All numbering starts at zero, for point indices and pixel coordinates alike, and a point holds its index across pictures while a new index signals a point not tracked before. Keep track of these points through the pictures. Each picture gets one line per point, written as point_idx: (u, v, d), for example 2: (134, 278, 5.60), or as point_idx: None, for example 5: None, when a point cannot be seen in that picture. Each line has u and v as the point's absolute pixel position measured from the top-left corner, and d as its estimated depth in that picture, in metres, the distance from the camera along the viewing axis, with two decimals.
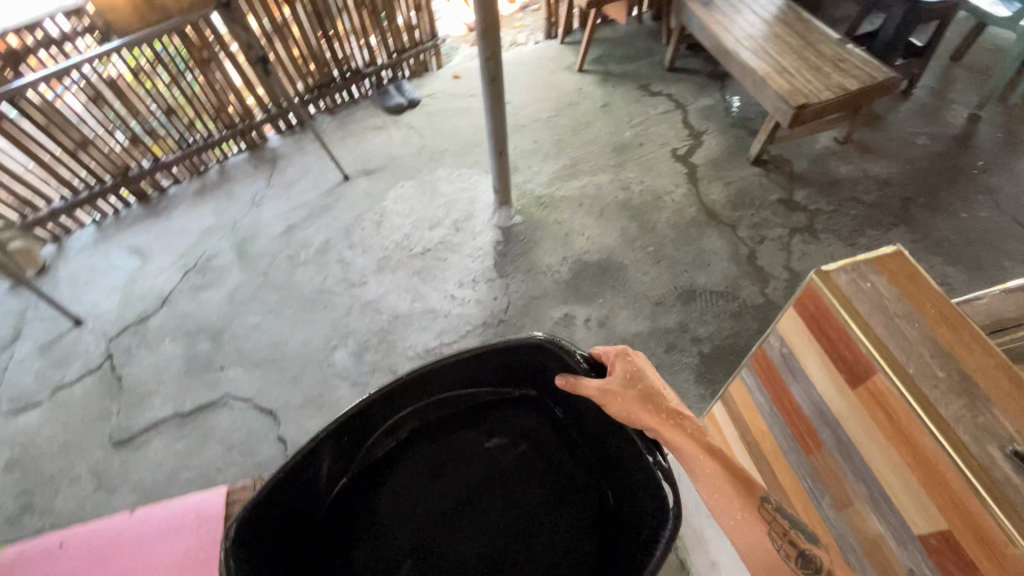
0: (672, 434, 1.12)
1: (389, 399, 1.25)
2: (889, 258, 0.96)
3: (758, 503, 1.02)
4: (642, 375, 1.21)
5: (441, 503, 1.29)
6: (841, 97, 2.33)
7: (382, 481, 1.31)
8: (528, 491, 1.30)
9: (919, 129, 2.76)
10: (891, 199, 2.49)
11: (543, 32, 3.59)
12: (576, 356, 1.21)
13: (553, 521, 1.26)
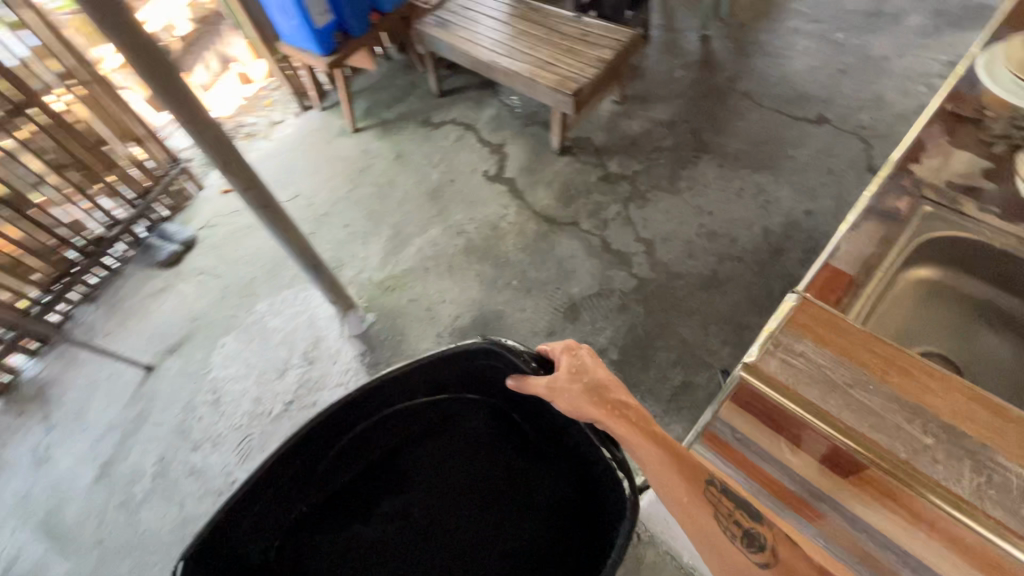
0: (623, 428, 1.14)
1: (348, 411, 1.39)
2: (796, 308, 0.88)
3: (707, 495, 1.03)
4: (589, 369, 1.22)
5: (417, 513, 1.51)
6: (605, 69, 2.41)
7: (364, 517, 1.50)
8: (494, 482, 1.54)
9: (672, 64, 2.99)
10: (684, 136, 2.66)
11: (296, 105, 3.24)
12: (522, 352, 1.30)
13: (529, 505, 1.50)
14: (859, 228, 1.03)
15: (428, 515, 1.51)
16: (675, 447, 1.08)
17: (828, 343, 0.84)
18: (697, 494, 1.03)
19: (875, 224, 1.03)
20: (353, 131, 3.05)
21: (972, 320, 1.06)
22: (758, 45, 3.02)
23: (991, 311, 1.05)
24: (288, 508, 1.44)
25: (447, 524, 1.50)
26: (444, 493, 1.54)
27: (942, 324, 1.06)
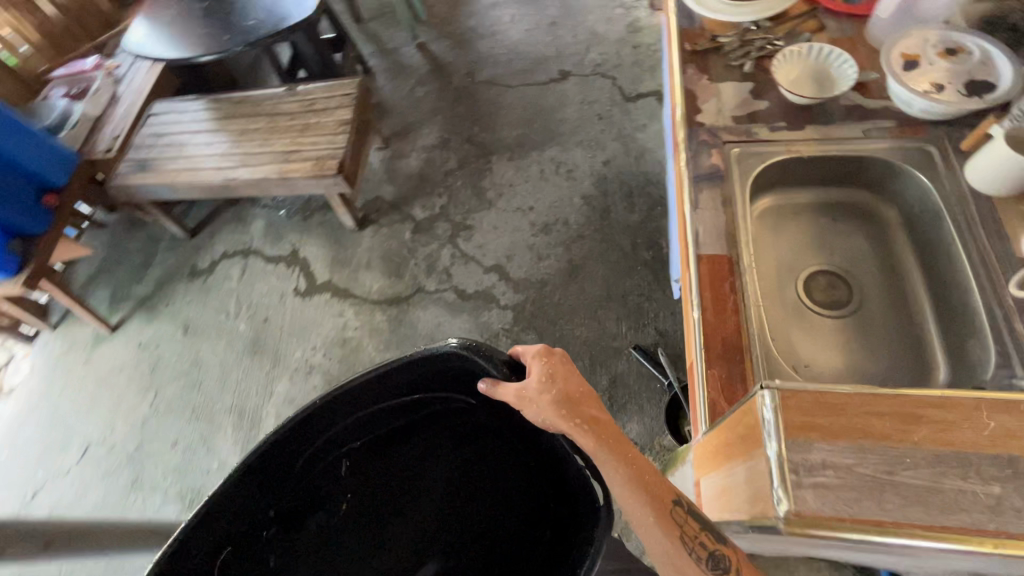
0: (578, 434, 0.80)
1: (304, 430, 0.82)
2: (703, 323, 0.89)
3: (672, 512, 0.72)
4: (563, 374, 0.84)
5: (404, 497, 0.97)
6: (354, 129, 2.17)
7: (305, 517, 0.90)
8: (481, 477, 0.98)
9: (409, 83, 2.82)
10: (464, 148, 2.54)
11: (13, 339, 2.46)
12: (499, 360, 0.81)
13: (498, 506, 0.97)
14: (699, 205, 1.01)
15: (357, 509, 0.93)
16: (649, 474, 0.77)
17: (747, 343, 0.86)
18: (659, 528, 0.71)
19: (709, 193, 1.02)
20: (111, 332, 2.39)
21: (823, 221, 1.10)
22: (472, 28, 2.97)
23: (834, 207, 1.10)
24: (233, 512, 0.78)
25: (359, 496, 0.94)
26: (467, 518, 0.97)
27: (804, 238, 1.10)
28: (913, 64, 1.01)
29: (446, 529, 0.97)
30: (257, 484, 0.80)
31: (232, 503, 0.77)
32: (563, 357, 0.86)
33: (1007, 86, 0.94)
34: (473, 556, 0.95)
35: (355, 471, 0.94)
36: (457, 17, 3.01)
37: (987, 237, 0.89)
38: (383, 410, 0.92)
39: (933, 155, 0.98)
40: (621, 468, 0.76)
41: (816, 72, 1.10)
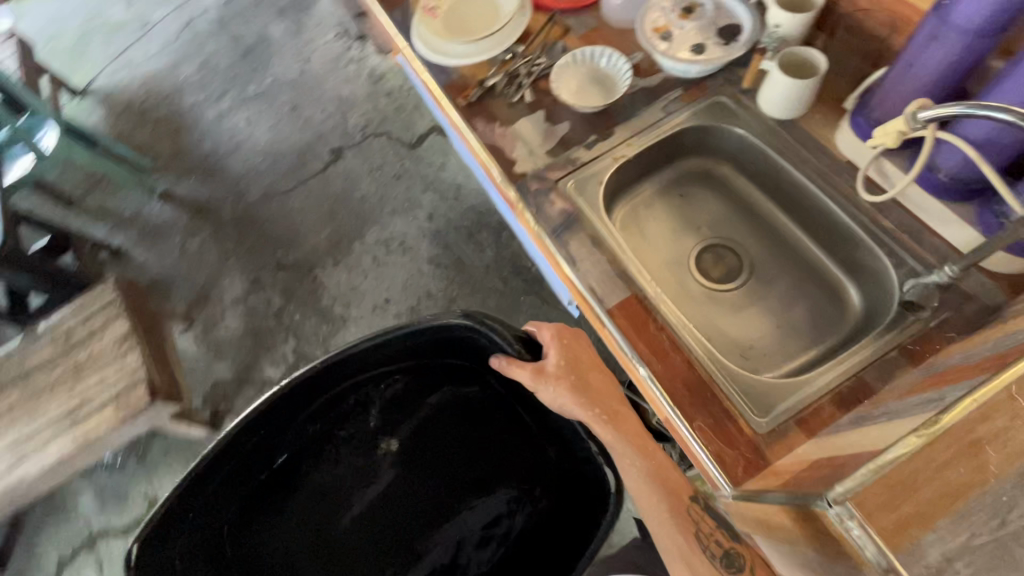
0: (600, 428, 0.85)
1: (295, 403, 1.03)
2: (657, 378, 0.81)
3: (689, 510, 0.79)
4: (581, 352, 0.91)
5: (377, 508, 1.10)
6: (145, 346, 1.62)
7: (311, 456, 1.12)
8: (438, 433, 1.14)
9: (168, 240, 2.27)
10: (280, 278, 2.16)
11: None
12: (512, 343, 0.91)
13: (469, 498, 1.10)
14: (575, 258, 0.92)
15: (353, 463, 1.13)
16: (662, 468, 0.83)
17: (705, 373, 0.81)
18: (677, 527, 0.77)
19: (577, 240, 0.94)
20: None
21: (675, 201, 1.09)
22: (202, 143, 2.47)
23: (676, 184, 1.09)
24: (190, 492, 0.93)
25: (343, 452, 1.13)
26: (435, 496, 1.11)
27: (669, 227, 1.07)
28: (667, 35, 1.02)
29: (428, 533, 1.08)
30: (210, 487, 0.98)
31: (190, 510, 0.95)
32: (583, 342, 0.92)
33: (750, 20, 0.98)
34: (462, 489, 1.10)
35: (318, 459, 1.12)
36: (176, 138, 2.47)
37: (814, 157, 0.94)
38: (413, 343, 1.04)
39: (730, 104, 1.01)
40: (652, 466, 0.82)
41: (592, 75, 1.08)
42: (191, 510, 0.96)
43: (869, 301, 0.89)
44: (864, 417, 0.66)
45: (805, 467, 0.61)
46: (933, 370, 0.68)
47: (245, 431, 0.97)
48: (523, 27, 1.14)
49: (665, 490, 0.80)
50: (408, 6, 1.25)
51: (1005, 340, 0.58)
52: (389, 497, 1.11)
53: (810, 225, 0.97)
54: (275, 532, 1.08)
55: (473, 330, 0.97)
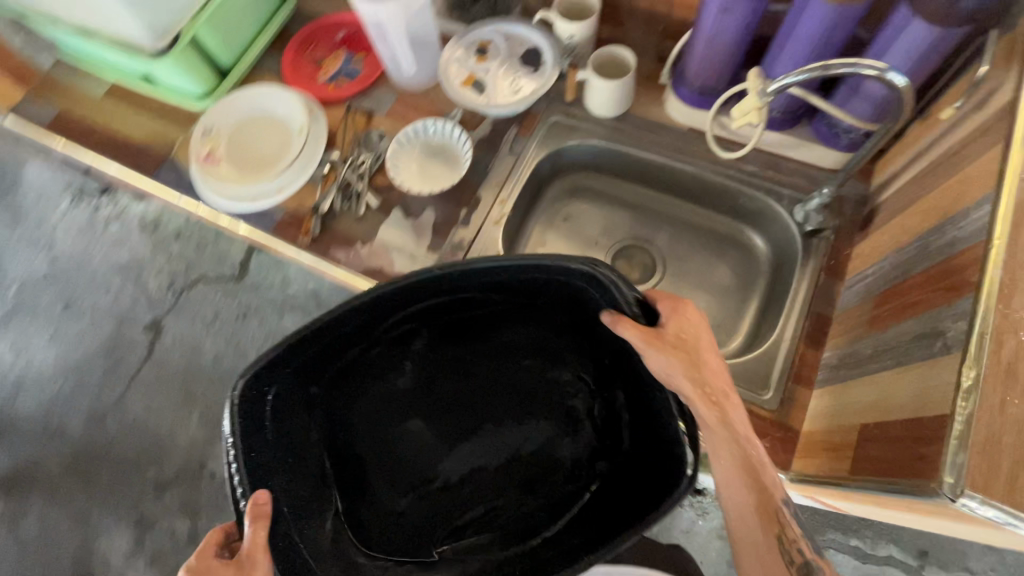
0: (703, 410, 0.65)
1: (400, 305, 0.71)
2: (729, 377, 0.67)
3: (778, 516, 0.65)
4: (696, 329, 0.65)
5: (438, 385, 0.86)
6: None
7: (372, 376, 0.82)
8: (539, 356, 0.85)
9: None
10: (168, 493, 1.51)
11: None
12: (627, 292, 0.62)
13: (543, 464, 0.85)
14: None
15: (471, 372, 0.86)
16: (755, 453, 0.65)
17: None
18: (758, 523, 0.66)
19: None
20: None
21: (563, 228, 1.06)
22: None
23: (556, 211, 1.07)
24: (278, 424, 0.69)
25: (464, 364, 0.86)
26: (542, 422, 0.86)
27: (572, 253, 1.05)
28: (477, 84, 0.98)
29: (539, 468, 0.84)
30: (307, 399, 0.75)
31: (279, 444, 0.70)
32: (698, 314, 0.67)
33: (544, 39, 0.97)
34: (552, 455, 0.85)
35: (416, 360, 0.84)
36: None
37: (661, 136, 0.99)
38: (465, 278, 0.68)
39: (567, 121, 1.01)
40: (732, 441, 0.65)
41: (427, 150, 1.00)
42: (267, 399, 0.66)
43: (770, 238, 0.97)
44: (853, 354, 0.71)
45: (851, 433, 0.63)
46: (870, 283, 0.75)
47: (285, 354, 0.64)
48: (326, 129, 1.03)
49: (752, 493, 0.65)
50: (176, 162, 1.04)
51: (919, 241, 0.66)
52: (464, 438, 0.86)
53: (688, 194, 1.02)
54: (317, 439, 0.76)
55: (594, 286, 0.65)
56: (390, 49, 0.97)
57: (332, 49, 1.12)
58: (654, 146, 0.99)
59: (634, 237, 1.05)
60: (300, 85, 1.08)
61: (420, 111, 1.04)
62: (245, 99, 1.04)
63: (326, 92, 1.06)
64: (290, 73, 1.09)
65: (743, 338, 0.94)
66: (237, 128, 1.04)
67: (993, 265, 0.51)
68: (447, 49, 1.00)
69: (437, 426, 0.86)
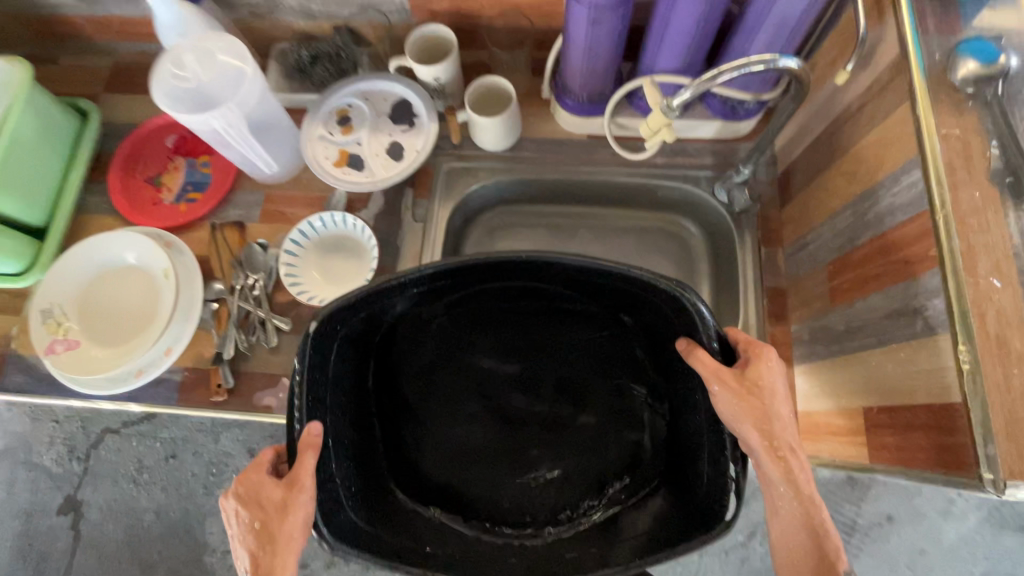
0: (767, 465, 0.59)
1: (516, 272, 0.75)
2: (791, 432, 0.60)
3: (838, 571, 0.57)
4: (767, 384, 0.59)
5: (480, 356, 0.83)
6: None
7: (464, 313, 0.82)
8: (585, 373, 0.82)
9: None
10: None
11: None
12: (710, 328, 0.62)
13: (555, 462, 0.80)
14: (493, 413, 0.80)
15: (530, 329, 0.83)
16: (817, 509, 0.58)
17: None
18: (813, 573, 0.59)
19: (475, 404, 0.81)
20: None
21: None
22: None
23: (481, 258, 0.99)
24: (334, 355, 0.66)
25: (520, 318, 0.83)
26: (565, 418, 0.82)
27: None
28: (354, 158, 0.85)
29: (569, 441, 0.81)
30: (359, 353, 0.75)
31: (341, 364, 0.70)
32: (781, 366, 0.61)
33: (410, 88, 0.88)
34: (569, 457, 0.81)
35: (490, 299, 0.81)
36: None
37: (563, 153, 0.93)
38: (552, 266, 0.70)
39: (461, 165, 0.93)
40: (792, 498, 0.59)
41: (323, 248, 0.88)
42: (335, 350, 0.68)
43: (697, 219, 0.95)
44: (824, 329, 0.71)
45: (856, 418, 0.63)
46: (813, 251, 0.75)
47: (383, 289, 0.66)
48: (196, 262, 0.86)
49: (807, 543, 0.59)
50: (25, 357, 0.85)
51: (852, 208, 0.66)
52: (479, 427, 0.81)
53: (606, 198, 0.98)
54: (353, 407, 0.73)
55: (678, 304, 0.65)
56: (240, 153, 0.83)
57: (169, 161, 0.95)
58: (560, 165, 0.94)
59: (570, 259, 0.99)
60: (144, 217, 0.91)
61: (298, 203, 0.91)
62: (79, 258, 0.84)
63: (181, 215, 0.90)
64: (125, 206, 0.91)
65: None
66: (83, 295, 0.84)
67: (947, 236, 0.50)
68: (309, 127, 0.87)
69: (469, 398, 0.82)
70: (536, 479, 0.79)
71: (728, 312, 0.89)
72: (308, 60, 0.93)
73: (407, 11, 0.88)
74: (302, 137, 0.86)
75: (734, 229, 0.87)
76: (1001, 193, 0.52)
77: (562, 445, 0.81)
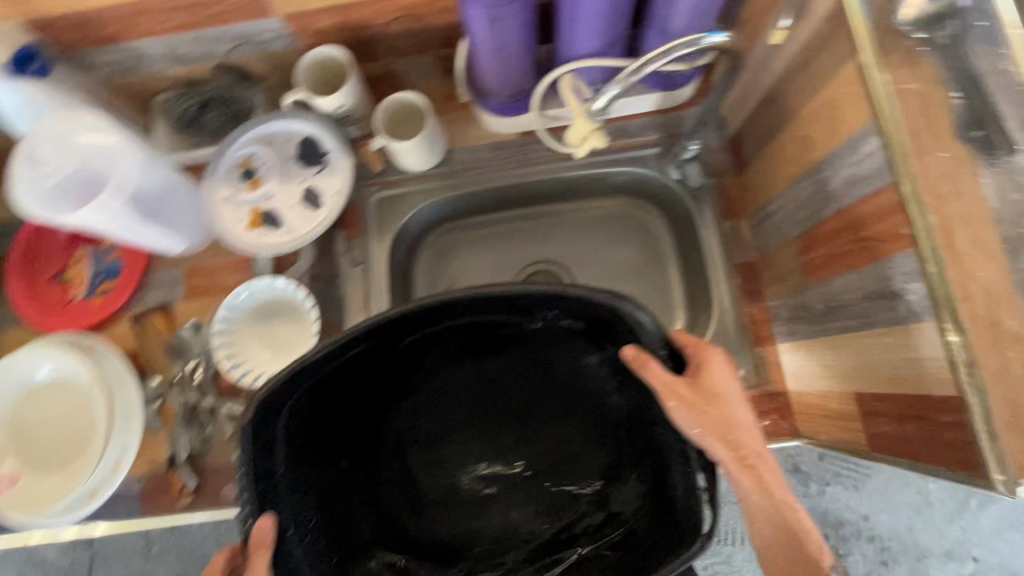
0: (736, 475, 0.53)
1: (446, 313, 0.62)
2: (750, 429, 0.55)
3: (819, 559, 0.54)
4: (711, 384, 0.54)
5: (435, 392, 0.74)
6: None
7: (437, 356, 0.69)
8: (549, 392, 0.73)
9: None
10: None
11: None
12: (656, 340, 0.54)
13: (531, 488, 0.74)
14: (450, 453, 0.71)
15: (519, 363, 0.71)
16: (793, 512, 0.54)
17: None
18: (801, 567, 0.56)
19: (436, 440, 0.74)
20: None
21: None
22: None
23: (436, 284, 0.93)
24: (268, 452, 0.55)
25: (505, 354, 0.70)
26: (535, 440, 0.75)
27: None
28: (269, 217, 0.76)
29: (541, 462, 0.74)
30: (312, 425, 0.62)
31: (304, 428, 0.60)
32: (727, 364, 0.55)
33: (313, 124, 0.78)
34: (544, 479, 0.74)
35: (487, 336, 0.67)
36: None
37: (497, 158, 0.85)
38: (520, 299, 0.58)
39: (390, 193, 0.85)
40: (767, 505, 0.54)
41: (259, 317, 0.80)
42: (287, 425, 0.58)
43: (652, 198, 0.89)
44: (804, 308, 0.66)
45: (850, 405, 0.59)
46: (779, 223, 0.69)
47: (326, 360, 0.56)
48: (126, 361, 0.79)
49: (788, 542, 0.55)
50: None
51: (812, 178, 0.60)
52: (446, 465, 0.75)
53: (553, 195, 0.92)
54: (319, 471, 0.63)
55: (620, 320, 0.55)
56: (148, 239, 0.74)
57: (70, 255, 0.86)
58: (496, 171, 0.86)
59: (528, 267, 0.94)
60: (59, 321, 0.82)
61: (223, 271, 0.83)
62: None
63: (99, 309, 0.82)
64: (34, 315, 0.82)
65: (684, 309, 0.87)
66: (8, 425, 0.76)
67: (919, 215, 0.45)
68: (213, 190, 0.78)
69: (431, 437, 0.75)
70: (523, 514, 0.73)
71: (702, 294, 0.84)
72: (197, 108, 0.84)
73: (289, 36, 0.77)
74: (205, 203, 0.77)
75: (692, 205, 0.81)
76: (973, 151, 0.46)
77: (538, 471, 0.74)
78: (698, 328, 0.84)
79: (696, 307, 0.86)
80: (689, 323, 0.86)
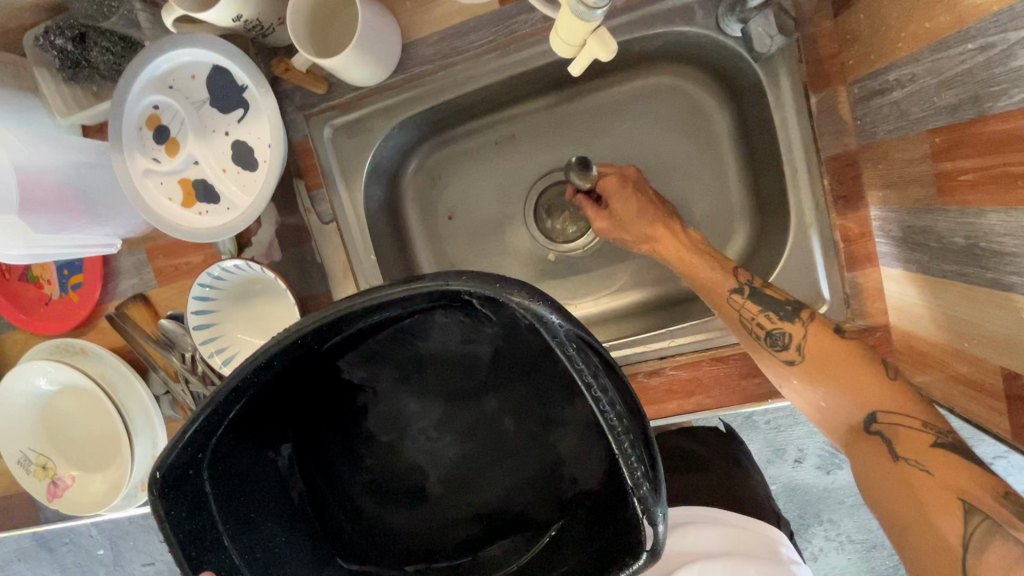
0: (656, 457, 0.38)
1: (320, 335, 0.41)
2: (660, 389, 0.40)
3: (774, 365, 0.53)
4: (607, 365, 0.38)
5: (377, 426, 0.49)
6: None
7: (402, 371, 0.48)
8: (511, 397, 0.48)
9: None
10: None
11: None
12: (558, 326, 0.34)
13: (515, 517, 0.50)
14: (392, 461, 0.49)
15: (488, 372, 0.48)
16: (758, 342, 0.54)
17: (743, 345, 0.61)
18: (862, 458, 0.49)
19: (398, 469, 0.50)
20: None
21: (456, 230, 0.76)
22: None
23: (433, 216, 0.77)
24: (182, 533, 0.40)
25: (471, 361, 0.48)
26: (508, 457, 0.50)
27: (486, 250, 0.76)
28: (200, 187, 0.61)
29: (521, 478, 0.50)
30: (237, 493, 0.43)
31: (244, 456, 0.44)
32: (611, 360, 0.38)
33: (218, 51, 0.58)
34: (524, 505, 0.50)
35: (406, 354, 0.47)
36: None
37: (473, 43, 0.60)
38: (414, 301, 0.40)
39: (348, 118, 0.65)
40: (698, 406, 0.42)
41: (239, 299, 0.69)
42: (217, 461, 0.42)
43: (696, 59, 0.64)
44: (928, 234, 0.46)
45: (990, 375, 0.43)
46: (902, 102, 0.45)
47: (215, 413, 0.39)
48: (122, 359, 0.73)
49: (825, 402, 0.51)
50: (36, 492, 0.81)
51: (984, 39, 0.36)
52: (428, 507, 0.50)
53: (563, 78, 0.68)
54: (275, 518, 0.45)
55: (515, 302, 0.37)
56: (74, 239, 0.65)
57: None
58: (477, 62, 0.62)
59: (529, 191, 0.74)
60: (39, 323, 0.75)
61: (186, 248, 0.70)
62: (10, 401, 0.74)
63: (77, 307, 0.74)
64: (20, 318, 0.75)
65: (749, 212, 0.67)
66: (43, 431, 0.76)
67: None
68: (125, 163, 0.61)
69: (396, 477, 0.50)
70: (504, 544, 0.50)
71: (774, 192, 0.62)
72: (75, 45, 0.60)
73: None
74: (125, 183, 0.61)
75: (762, 72, 0.56)
76: None
77: (516, 495, 0.50)
78: (765, 239, 0.64)
79: (764, 210, 0.65)
80: (756, 232, 0.66)
